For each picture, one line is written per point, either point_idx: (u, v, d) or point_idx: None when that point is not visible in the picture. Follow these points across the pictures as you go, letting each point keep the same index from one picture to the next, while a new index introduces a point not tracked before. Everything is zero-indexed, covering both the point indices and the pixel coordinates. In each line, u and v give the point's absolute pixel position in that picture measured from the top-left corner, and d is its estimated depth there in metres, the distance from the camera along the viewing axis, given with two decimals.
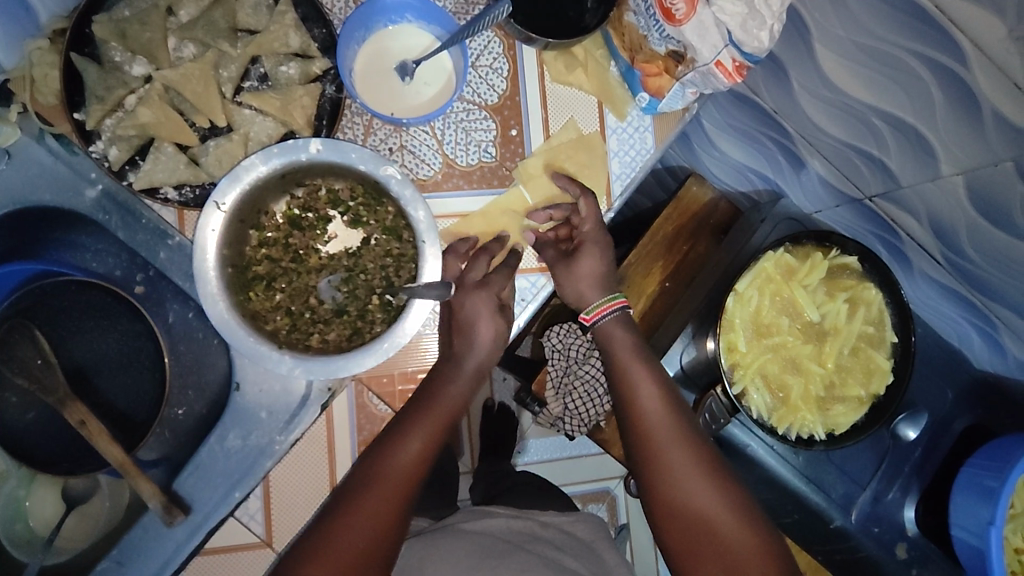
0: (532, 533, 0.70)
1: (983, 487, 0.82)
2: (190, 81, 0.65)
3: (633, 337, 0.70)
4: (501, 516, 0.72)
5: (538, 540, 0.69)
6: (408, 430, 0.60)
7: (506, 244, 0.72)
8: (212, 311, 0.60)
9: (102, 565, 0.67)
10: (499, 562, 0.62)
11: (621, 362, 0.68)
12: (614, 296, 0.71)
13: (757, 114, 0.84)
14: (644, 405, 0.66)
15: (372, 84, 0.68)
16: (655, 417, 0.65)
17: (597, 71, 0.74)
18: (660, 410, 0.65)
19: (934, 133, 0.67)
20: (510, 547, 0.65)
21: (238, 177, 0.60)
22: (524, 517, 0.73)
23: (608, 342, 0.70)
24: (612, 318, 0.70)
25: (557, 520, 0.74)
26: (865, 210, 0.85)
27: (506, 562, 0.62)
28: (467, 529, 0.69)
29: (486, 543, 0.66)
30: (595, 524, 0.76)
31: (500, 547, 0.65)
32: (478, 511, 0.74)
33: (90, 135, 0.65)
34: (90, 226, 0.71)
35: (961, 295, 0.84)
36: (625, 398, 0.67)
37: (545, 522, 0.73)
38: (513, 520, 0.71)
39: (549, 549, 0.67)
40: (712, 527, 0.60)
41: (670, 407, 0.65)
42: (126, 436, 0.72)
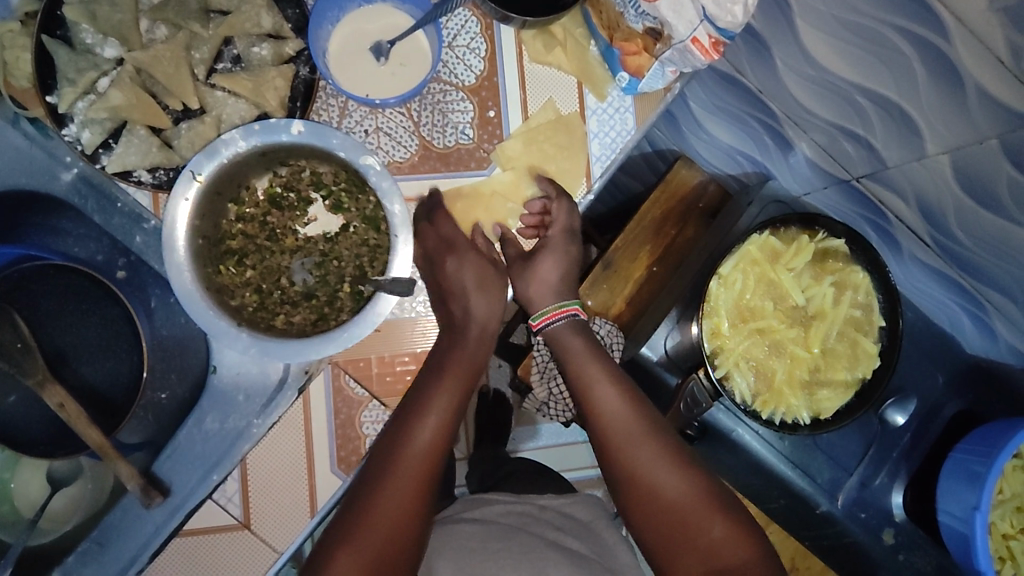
0: (532, 516, 0.70)
1: (970, 472, 0.82)
2: (161, 63, 0.65)
3: (586, 340, 0.68)
4: (500, 502, 0.73)
5: (539, 521, 0.69)
6: (422, 407, 0.61)
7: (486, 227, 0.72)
8: (177, 281, 0.59)
9: (84, 546, 0.68)
10: (503, 546, 0.63)
11: (581, 362, 0.66)
12: (567, 303, 0.68)
13: (743, 95, 0.82)
14: (607, 406, 0.64)
15: (346, 64, 0.68)
16: (617, 416, 0.64)
17: (577, 51, 0.73)
18: (624, 408, 0.64)
19: (918, 110, 0.65)
20: (509, 531, 0.66)
21: (216, 151, 0.59)
22: (522, 503, 0.73)
23: (564, 347, 0.67)
24: (564, 324, 0.68)
25: (555, 503, 0.74)
26: (853, 192, 0.84)
27: (511, 546, 0.63)
28: (466, 518, 0.70)
29: (483, 527, 0.67)
30: (593, 504, 0.76)
31: (502, 530, 0.66)
32: (477, 500, 0.75)
33: (63, 118, 0.65)
34: (69, 210, 0.71)
35: (951, 279, 0.82)
36: (588, 398, 0.65)
37: (543, 505, 0.74)
38: (511, 506, 0.72)
39: (551, 531, 0.67)
40: (690, 522, 0.61)
41: (633, 405, 0.65)
42: (106, 420, 0.73)
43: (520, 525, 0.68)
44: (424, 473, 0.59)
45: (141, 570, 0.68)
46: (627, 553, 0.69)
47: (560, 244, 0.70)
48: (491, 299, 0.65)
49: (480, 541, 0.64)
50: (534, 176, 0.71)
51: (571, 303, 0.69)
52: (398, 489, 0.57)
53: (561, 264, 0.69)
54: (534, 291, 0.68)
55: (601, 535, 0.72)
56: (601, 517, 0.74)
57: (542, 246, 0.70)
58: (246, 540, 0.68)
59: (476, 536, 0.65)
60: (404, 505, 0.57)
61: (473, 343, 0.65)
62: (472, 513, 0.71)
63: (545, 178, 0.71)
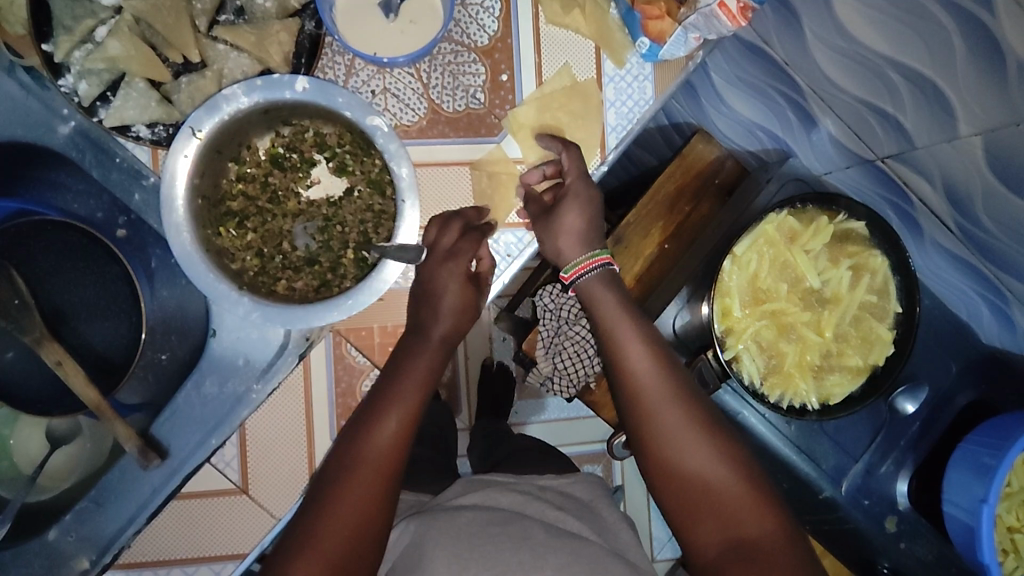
0: (533, 495, 0.70)
1: (978, 463, 0.80)
2: (161, 12, 0.62)
3: (619, 296, 0.65)
4: (498, 486, 0.72)
5: (539, 499, 0.69)
6: (383, 410, 0.58)
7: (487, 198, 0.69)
8: (176, 241, 0.57)
9: (80, 505, 0.67)
10: (502, 529, 0.62)
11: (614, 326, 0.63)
12: (594, 253, 0.66)
13: (768, 66, 0.79)
14: (637, 371, 0.61)
15: (354, 19, 0.65)
16: (647, 378, 0.60)
17: (595, 13, 0.69)
18: (654, 376, 0.60)
19: (952, 86, 0.62)
20: (513, 513, 0.65)
21: (215, 107, 0.56)
22: (520, 483, 0.73)
23: (597, 303, 0.65)
24: (595, 275, 0.65)
25: (554, 484, 0.74)
26: (876, 173, 0.81)
27: (511, 528, 0.62)
28: (462, 502, 0.69)
29: (486, 511, 0.66)
30: (592, 483, 0.76)
31: (500, 516, 0.65)
32: (477, 482, 0.75)
33: (58, 68, 0.63)
34: (68, 164, 0.69)
35: (973, 267, 0.80)
36: (616, 364, 0.62)
37: (543, 486, 0.74)
38: (510, 487, 0.72)
39: (550, 510, 0.67)
40: (714, 490, 0.58)
41: (670, 380, 0.60)
42: (105, 379, 0.72)
43: (520, 507, 0.67)
44: (378, 485, 0.56)
45: (139, 530, 0.68)
46: (626, 531, 0.71)
47: (581, 190, 0.66)
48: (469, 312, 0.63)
49: (480, 525, 0.63)
50: (537, 134, 0.68)
51: (601, 253, 0.66)
52: (352, 497, 0.55)
53: (585, 217, 0.66)
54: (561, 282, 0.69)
55: (596, 513, 0.71)
56: (601, 497, 0.74)
57: (562, 196, 0.66)
58: (244, 505, 0.68)
59: (475, 516, 0.64)
60: (357, 515, 0.54)
61: (435, 350, 0.62)
62: (469, 496, 0.70)
63: (548, 136, 0.68)
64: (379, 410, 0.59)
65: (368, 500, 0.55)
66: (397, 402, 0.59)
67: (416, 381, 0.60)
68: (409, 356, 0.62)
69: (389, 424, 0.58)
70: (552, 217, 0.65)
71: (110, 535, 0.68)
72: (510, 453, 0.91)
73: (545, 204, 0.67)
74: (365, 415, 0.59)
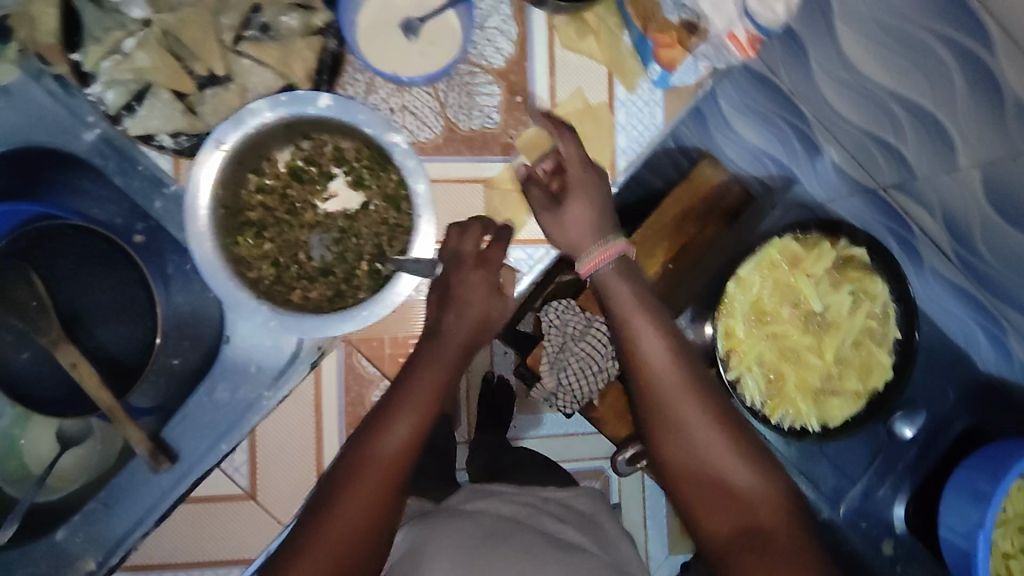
0: (533, 507, 0.73)
1: (974, 489, 0.81)
2: (189, 27, 0.64)
3: (642, 288, 0.63)
4: (502, 495, 0.74)
5: (542, 512, 0.72)
6: (394, 411, 0.59)
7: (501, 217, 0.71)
8: (198, 249, 0.58)
9: (91, 505, 0.68)
10: (504, 541, 0.63)
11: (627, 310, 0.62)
12: (614, 239, 0.63)
13: (775, 95, 0.81)
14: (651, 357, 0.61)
15: (375, 39, 0.67)
16: (661, 367, 0.61)
17: (609, 40, 0.72)
18: (668, 364, 0.61)
19: (953, 120, 0.64)
20: (517, 525, 0.67)
21: (241, 120, 0.58)
22: (522, 493, 0.76)
23: (609, 289, 0.62)
24: (612, 267, 0.63)
25: (557, 495, 0.78)
26: (878, 201, 0.83)
27: (513, 540, 0.63)
28: (470, 507, 0.71)
29: (488, 519, 0.67)
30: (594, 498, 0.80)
31: (502, 527, 0.66)
32: (478, 490, 0.76)
33: (86, 77, 0.65)
34: (89, 170, 0.70)
35: (971, 295, 0.82)
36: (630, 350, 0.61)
37: (545, 497, 0.77)
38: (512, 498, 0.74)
39: (552, 523, 0.70)
40: (727, 479, 0.61)
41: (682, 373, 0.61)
42: (120, 382, 0.73)
43: (521, 517, 0.69)
44: (386, 486, 0.57)
45: (146, 532, 0.68)
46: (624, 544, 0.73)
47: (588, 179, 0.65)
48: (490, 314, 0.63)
49: (482, 535, 0.64)
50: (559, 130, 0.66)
51: (620, 238, 0.64)
52: (360, 494, 0.56)
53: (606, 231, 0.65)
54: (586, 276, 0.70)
55: (596, 529, 0.73)
56: (602, 510, 0.78)
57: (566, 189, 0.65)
58: (251, 510, 0.71)
59: (478, 526, 0.65)
60: (367, 511, 0.56)
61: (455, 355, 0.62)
62: (473, 502, 0.72)
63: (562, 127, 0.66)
64: (391, 410, 0.59)
65: (378, 500, 0.56)
66: (409, 400, 0.59)
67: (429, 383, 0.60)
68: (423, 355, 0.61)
69: (399, 427, 0.58)
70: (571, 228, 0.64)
71: (118, 536, 0.68)
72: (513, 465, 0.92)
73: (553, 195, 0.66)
74: (377, 414, 0.59)
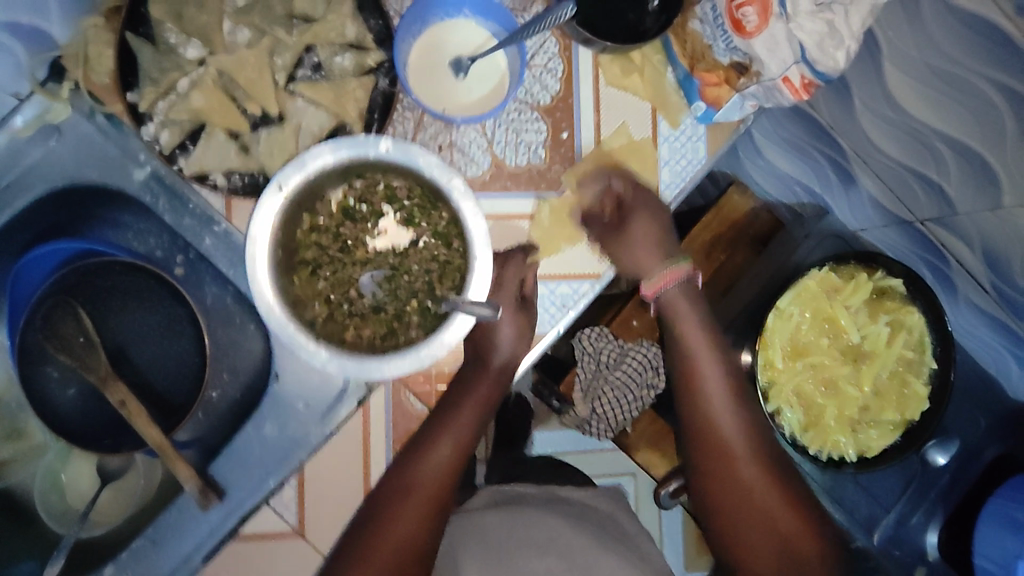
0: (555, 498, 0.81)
1: (1010, 518, 0.82)
2: (245, 68, 0.64)
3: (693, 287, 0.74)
4: (529, 494, 0.80)
5: (565, 513, 0.77)
6: (435, 435, 0.65)
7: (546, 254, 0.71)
8: (258, 291, 0.59)
9: (137, 543, 0.67)
10: (531, 553, 0.69)
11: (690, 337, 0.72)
12: (679, 263, 0.72)
13: (812, 129, 0.82)
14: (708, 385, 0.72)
15: (427, 78, 0.68)
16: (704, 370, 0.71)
17: (654, 77, 0.73)
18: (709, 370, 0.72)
19: (1000, 159, 0.65)
20: (538, 513, 0.75)
21: (303, 163, 0.59)
22: (544, 493, 0.81)
23: (677, 313, 0.72)
24: (678, 287, 0.72)
25: (575, 496, 0.83)
26: (912, 233, 0.84)
27: (539, 552, 0.69)
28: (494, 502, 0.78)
29: (513, 512, 0.75)
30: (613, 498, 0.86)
31: (526, 527, 0.72)
32: (502, 490, 0.82)
33: (141, 117, 0.64)
34: (134, 205, 0.71)
35: (1006, 325, 0.82)
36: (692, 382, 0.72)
37: (564, 497, 0.82)
38: (533, 497, 0.80)
39: (574, 523, 0.75)
40: (757, 502, 0.69)
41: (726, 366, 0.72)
42: (164, 418, 0.73)
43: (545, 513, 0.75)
44: (430, 509, 0.64)
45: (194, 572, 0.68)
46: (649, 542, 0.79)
47: (646, 202, 0.71)
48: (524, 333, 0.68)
49: (507, 533, 0.71)
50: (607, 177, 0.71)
51: (680, 261, 0.72)
52: (403, 516, 0.62)
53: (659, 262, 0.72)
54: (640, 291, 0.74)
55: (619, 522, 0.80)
56: (620, 508, 0.84)
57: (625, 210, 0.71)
58: (300, 547, 0.70)
59: (503, 526, 0.72)
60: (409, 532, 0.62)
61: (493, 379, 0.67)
62: (499, 497, 0.80)
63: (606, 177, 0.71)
64: (431, 436, 0.65)
65: (419, 523, 0.63)
66: (452, 425, 0.65)
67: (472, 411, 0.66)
68: (465, 383, 0.67)
69: (440, 454, 0.65)
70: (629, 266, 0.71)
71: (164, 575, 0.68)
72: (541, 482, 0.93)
73: (610, 219, 0.71)
74: (418, 439, 0.65)
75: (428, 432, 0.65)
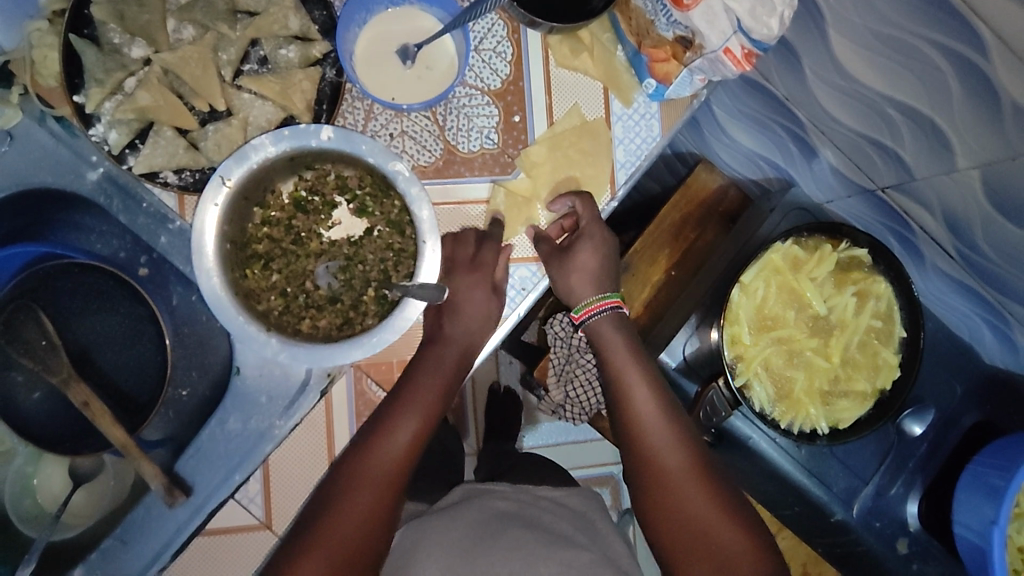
0: (528, 502, 0.74)
1: (988, 485, 0.81)
2: (189, 64, 0.65)
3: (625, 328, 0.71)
4: (501, 492, 0.76)
5: (536, 508, 0.73)
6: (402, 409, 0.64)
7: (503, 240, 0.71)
8: (206, 284, 0.59)
9: (107, 543, 0.69)
10: (493, 541, 0.64)
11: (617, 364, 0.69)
12: (605, 295, 0.71)
13: (769, 101, 0.82)
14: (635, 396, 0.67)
15: (374, 67, 0.68)
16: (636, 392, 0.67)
17: (603, 56, 0.72)
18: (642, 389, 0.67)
19: (949, 123, 0.64)
20: (506, 517, 0.69)
21: (245, 156, 0.59)
22: (517, 492, 0.77)
23: (607, 342, 0.70)
24: (608, 315, 0.71)
25: (552, 495, 0.78)
26: (877, 201, 0.83)
27: (501, 540, 0.64)
28: (469, 505, 0.73)
29: (484, 515, 0.69)
30: (590, 498, 0.80)
31: (493, 526, 0.67)
32: (477, 490, 0.77)
33: (89, 118, 0.65)
34: (94, 208, 0.71)
35: (974, 290, 0.82)
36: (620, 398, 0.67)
37: (540, 495, 0.78)
38: (506, 495, 0.75)
39: (544, 515, 0.72)
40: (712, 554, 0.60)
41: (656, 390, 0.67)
42: (129, 417, 0.73)
43: (515, 513, 0.71)
44: (394, 479, 0.61)
45: (164, 567, 0.69)
46: (618, 543, 0.73)
47: (596, 233, 0.71)
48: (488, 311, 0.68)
49: (472, 537, 0.65)
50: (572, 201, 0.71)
51: (612, 295, 0.71)
52: (364, 490, 0.60)
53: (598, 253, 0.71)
54: (574, 281, 0.70)
55: (592, 524, 0.74)
56: (594, 508, 0.78)
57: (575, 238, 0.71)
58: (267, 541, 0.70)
59: (466, 529, 0.67)
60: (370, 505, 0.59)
61: (456, 359, 0.67)
62: (472, 501, 0.74)
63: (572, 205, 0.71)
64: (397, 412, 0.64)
65: (381, 497, 0.60)
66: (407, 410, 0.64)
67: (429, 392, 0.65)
68: (432, 358, 0.66)
69: (406, 428, 0.63)
70: (564, 260, 0.70)
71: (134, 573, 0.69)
72: (515, 463, 0.95)
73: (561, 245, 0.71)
74: (386, 412, 0.64)
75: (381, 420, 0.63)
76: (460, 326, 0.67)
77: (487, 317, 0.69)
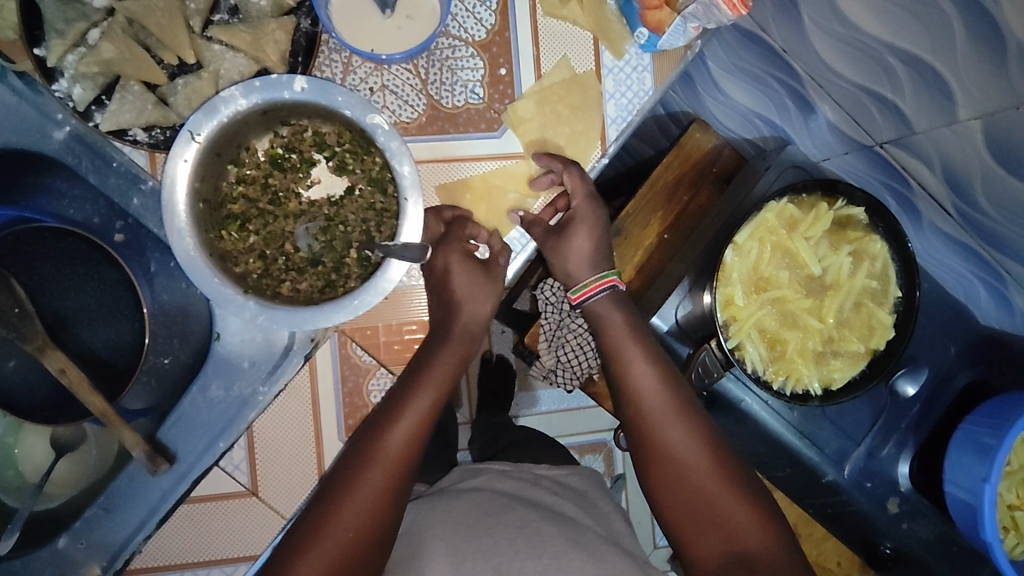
0: (529, 481, 0.72)
1: (979, 444, 0.81)
2: (155, 13, 0.62)
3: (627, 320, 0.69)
4: (497, 471, 0.75)
5: (537, 487, 0.71)
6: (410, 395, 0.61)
7: (500, 208, 0.69)
8: (178, 245, 0.56)
9: (91, 512, 0.68)
10: (497, 521, 0.63)
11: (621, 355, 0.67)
12: (602, 275, 0.70)
13: (766, 55, 0.81)
14: (647, 390, 0.64)
15: (350, 15, 0.64)
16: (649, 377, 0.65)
17: (593, 6, 0.69)
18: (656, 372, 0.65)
19: (951, 69, 0.62)
20: (506, 496, 0.68)
21: (214, 109, 0.56)
22: (517, 471, 0.75)
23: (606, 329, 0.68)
24: (604, 296, 0.70)
25: (551, 473, 0.76)
26: (876, 158, 0.81)
27: (505, 520, 0.62)
28: (468, 485, 0.72)
29: (484, 494, 0.68)
30: (588, 476, 0.78)
31: (496, 505, 0.66)
32: (475, 470, 0.77)
33: (51, 72, 0.62)
34: (64, 170, 0.68)
35: (971, 249, 0.80)
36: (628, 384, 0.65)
37: (538, 474, 0.75)
38: (508, 474, 0.74)
39: (548, 497, 0.69)
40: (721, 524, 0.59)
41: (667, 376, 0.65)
42: (108, 384, 0.72)
43: (519, 491, 0.69)
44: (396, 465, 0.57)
45: (149, 535, 0.69)
46: (620, 522, 0.72)
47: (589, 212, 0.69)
48: (483, 292, 0.66)
49: (477, 516, 0.64)
50: (534, 156, 0.68)
51: (610, 274, 0.70)
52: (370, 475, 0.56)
53: (593, 233, 0.71)
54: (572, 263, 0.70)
55: (591, 503, 0.73)
56: (594, 487, 0.77)
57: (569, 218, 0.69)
58: (253, 507, 0.70)
59: (472, 508, 0.65)
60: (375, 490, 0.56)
61: (458, 343, 0.65)
62: (469, 481, 0.73)
63: (548, 155, 0.68)
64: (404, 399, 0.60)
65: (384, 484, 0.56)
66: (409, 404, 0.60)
67: (427, 397, 0.61)
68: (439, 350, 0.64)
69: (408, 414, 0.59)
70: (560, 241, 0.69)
71: (120, 542, 0.69)
72: (502, 430, 0.93)
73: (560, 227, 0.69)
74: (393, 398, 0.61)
75: (379, 420, 0.59)
76: (458, 313, 0.65)
77: (480, 292, 0.66)
